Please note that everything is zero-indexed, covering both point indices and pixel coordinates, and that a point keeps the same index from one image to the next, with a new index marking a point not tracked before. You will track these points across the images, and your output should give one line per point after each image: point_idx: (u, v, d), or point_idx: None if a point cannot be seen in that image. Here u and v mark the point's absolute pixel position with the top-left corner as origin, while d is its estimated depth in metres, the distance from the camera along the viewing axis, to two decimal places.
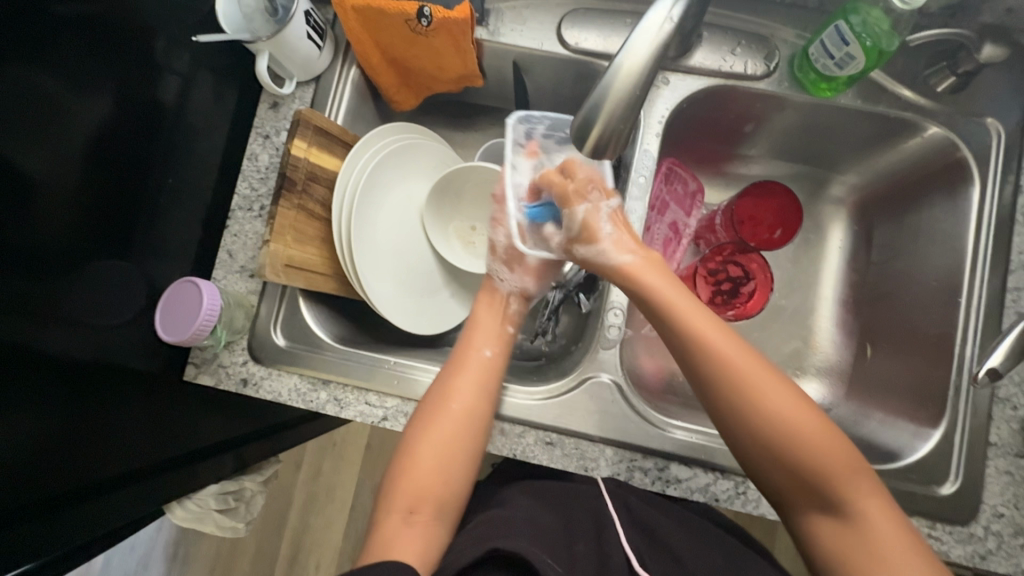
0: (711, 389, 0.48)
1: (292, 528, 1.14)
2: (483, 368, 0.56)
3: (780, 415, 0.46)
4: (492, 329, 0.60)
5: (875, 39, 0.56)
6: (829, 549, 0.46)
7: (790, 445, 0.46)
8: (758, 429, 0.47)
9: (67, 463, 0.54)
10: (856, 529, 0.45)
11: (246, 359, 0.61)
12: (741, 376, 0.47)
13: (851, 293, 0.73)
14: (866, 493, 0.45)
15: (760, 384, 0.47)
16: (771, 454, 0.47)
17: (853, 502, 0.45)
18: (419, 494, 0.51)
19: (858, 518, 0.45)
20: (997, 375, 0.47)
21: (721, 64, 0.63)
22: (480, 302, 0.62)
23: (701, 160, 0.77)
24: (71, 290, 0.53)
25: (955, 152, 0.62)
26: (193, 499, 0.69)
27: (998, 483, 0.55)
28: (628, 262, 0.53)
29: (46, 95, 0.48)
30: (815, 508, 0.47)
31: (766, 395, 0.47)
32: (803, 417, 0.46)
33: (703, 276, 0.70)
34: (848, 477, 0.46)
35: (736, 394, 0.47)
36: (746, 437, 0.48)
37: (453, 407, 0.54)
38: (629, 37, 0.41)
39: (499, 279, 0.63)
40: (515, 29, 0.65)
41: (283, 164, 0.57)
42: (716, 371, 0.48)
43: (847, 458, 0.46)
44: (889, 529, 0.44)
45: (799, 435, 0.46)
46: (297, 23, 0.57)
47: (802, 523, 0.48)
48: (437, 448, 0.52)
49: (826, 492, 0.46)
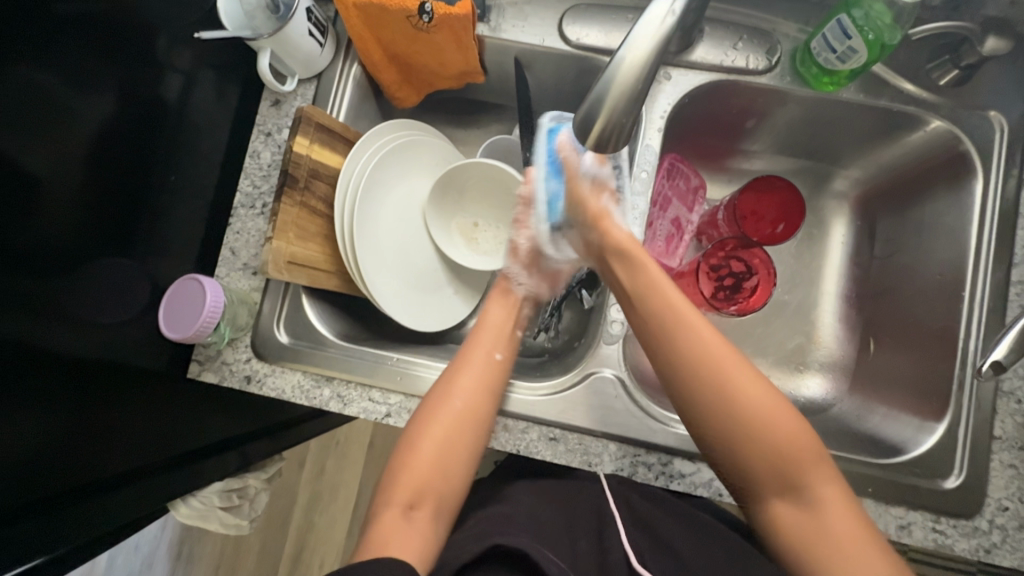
0: (678, 370, 0.48)
1: (295, 527, 1.15)
2: (491, 370, 0.56)
3: (744, 399, 0.46)
4: (500, 329, 0.60)
5: (877, 32, 0.55)
6: (787, 535, 0.45)
7: (753, 428, 0.46)
8: (724, 412, 0.47)
9: (71, 461, 0.54)
10: (815, 515, 0.44)
11: (249, 356, 0.61)
12: (709, 358, 0.47)
13: (853, 288, 0.73)
14: (827, 480, 0.45)
15: (727, 366, 0.47)
16: (734, 437, 0.47)
17: (813, 488, 0.45)
18: (418, 490, 0.50)
19: (817, 504, 0.45)
20: (1001, 368, 0.47)
21: (723, 58, 0.63)
22: (490, 300, 0.62)
23: (703, 156, 0.77)
24: (74, 287, 0.53)
25: (958, 146, 0.61)
26: (198, 497, 0.69)
27: (1002, 476, 0.55)
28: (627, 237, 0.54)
29: (47, 93, 0.47)
30: (776, 494, 0.46)
31: (733, 376, 0.47)
32: (768, 401, 0.46)
33: (705, 271, 0.69)
34: (811, 463, 0.45)
35: (704, 376, 0.47)
36: (713, 421, 0.47)
37: (456, 406, 0.53)
38: (631, 31, 0.40)
39: (516, 281, 0.63)
40: (516, 25, 0.65)
41: (286, 161, 0.57)
42: (686, 352, 0.48)
43: (811, 446, 0.46)
44: (846, 516, 0.44)
45: (764, 418, 0.46)
46: (298, 20, 0.57)
47: (761, 510, 0.48)
48: (438, 445, 0.52)
49: (788, 478, 0.45)
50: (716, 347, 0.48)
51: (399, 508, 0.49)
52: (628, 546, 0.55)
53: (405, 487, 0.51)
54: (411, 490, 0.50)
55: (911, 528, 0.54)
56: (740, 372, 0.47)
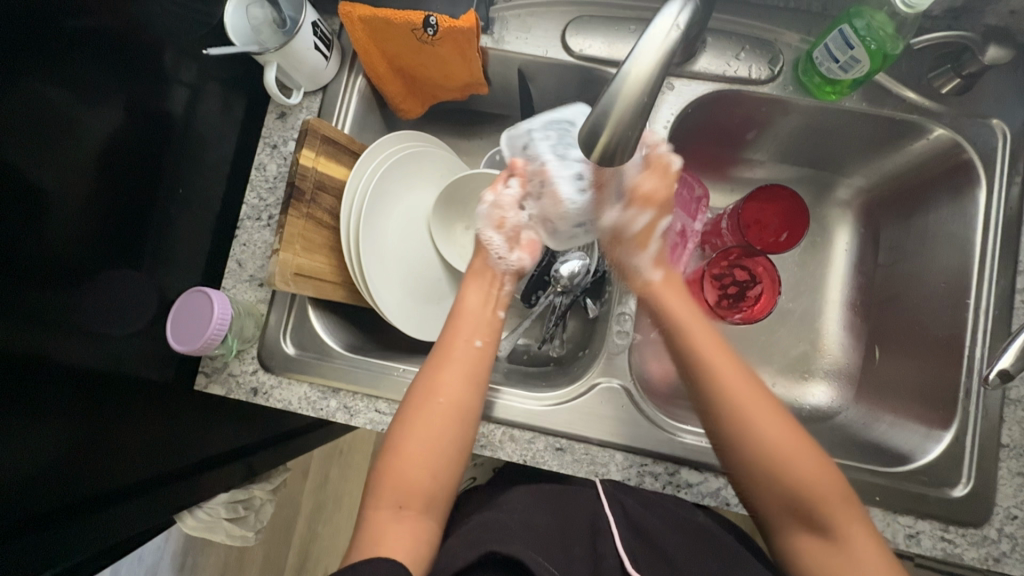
0: (714, 412, 0.51)
1: (299, 536, 1.14)
2: (472, 361, 0.54)
3: (772, 443, 0.49)
4: (480, 316, 0.57)
5: (880, 42, 0.56)
6: (812, 570, 0.47)
7: (780, 468, 0.48)
8: (754, 452, 0.49)
9: (78, 474, 0.54)
10: (842, 551, 0.46)
11: (256, 367, 0.61)
12: (738, 399, 0.50)
13: (858, 296, 0.73)
14: (852, 519, 0.47)
15: (756, 410, 0.50)
16: (765, 476, 0.49)
17: (839, 525, 0.47)
18: (406, 488, 0.49)
19: (843, 539, 0.47)
20: (1008, 377, 0.47)
21: (725, 69, 0.63)
22: (466, 284, 0.60)
23: (706, 164, 0.77)
24: (84, 300, 0.53)
25: (960, 154, 0.62)
26: (204, 507, 0.69)
27: (1011, 484, 0.54)
28: (656, 281, 0.59)
29: (57, 108, 0.48)
30: (804, 529, 0.48)
31: (760, 419, 0.50)
32: (795, 444, 0.49)
33: (709, 280, 0.70)
34: (837, 501, 0.47)
35: (737, 420, 0.50)
36: (743, 460, 0.50)
37: (438, 401, 0.52)
38: (636, 44, 0.41)
39: (497, 255, 0.60)
40: (520, 37, 0.66)
41: (292, 174, 0.57)
42: (720, 395, 0.51)
43: (835, 486, 0.48)
44: (871, 553, 0.46)
45: (791, 458, 0.48)
46: (304, 34, 0.58)
47: (788, 546, 0.49)
48: (422, 443, 0.50)
49: (816, 515, 0.47)
50: (746, 391, 0.50)
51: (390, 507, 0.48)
52: (623, 552, 0.52)
53: (403, 490, 0.49)
54: (400, 488, 0.49)
55: (920, 537, 0.54)
56: (772, 416, 0.50)
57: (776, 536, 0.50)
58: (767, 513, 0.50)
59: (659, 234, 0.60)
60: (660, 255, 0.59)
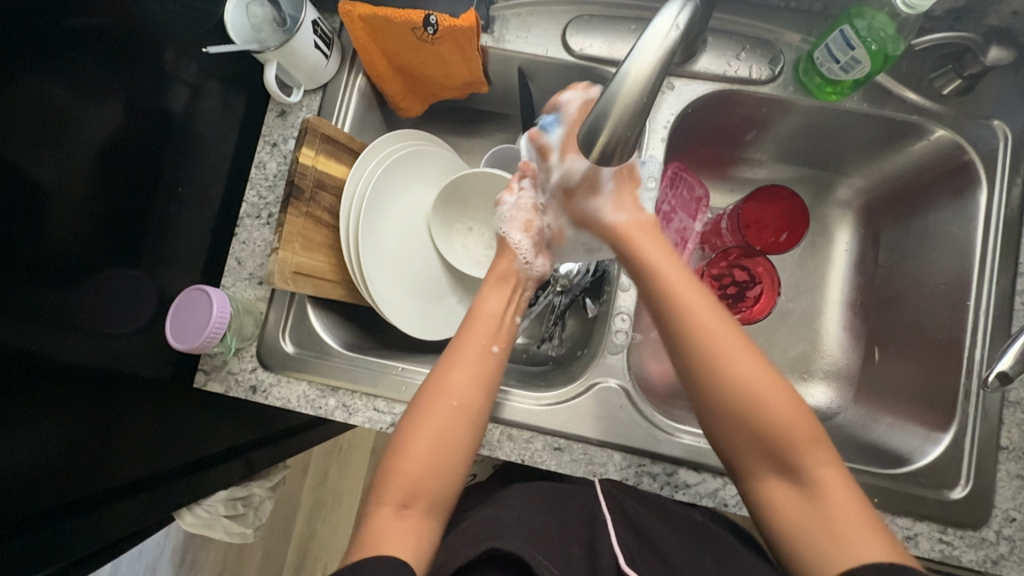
0: (680, 349, 0.49)
1: (299, 533, 1.15)
2: (485, 364, 0.55)
3: (740, 380, 0.46)
4: (496, 320, 0.58)
5: (881, 43, 0.56)
6: (782, 515, 0.45)
7: (748, 405, 0.46)
8: (722, 387, 0.47)
9: (77, 471, 0.54)
10: (813, 497, 0.43)
11: (255, 365, 0.62)
12: (702, 329, 0.48)
13: (858, 296, 0.73)
14: (822, 461, 0.44)
15: (724, 342, 0.47)
16: (734, 414, 0.46)
17: (809, 469, 0.44)
18: (414, 489, 0.49)
19: (813, 484, 0.44)
20: (1007, 379, 0.47)
21: (725, 69, 0.63)
22: (488, 288, 0.60)
23: (706, 164, 0.77)
24: (83, 297, 0.53)
25: (962, 155, 0.62)
26: (203, 505, 0.69)
27: (1010, 487, 0.54)
28: (620, 221, 0.57)
29: (57, 107, 0.48)
30: (773, 473, 0.46)
31: (725, 348, 0.47)
32: (764, 380, 0.46)
33: (709, 280, 0.70)
34: (807, 442, 0.45)
35: (702, 352, 0.47)
36: (710, 398, 0.47)
37: (451, 403, 0.52)
38: (636, 44, 0.41)
39: (524, 260, 0.62)
40: (520, 36, 0.66)
41: (292, 172, 0.57)
42: (684, 328, 0.48)
43: (805, 426, 0.45)
44: (843, 498, 0.43)
45: (761, 394, 0.46)
46: (304, 32, 0.58)
47: (758, 492, 0.47)
48: (431, 443, 0.50)
49: (784, 455, 0.45)
50: (713, 322, 0.48)
51: (393, 507, 0.48)
52: (618, 548, 0.50)
53: (404, 488, 0.49)
54: (406, 488, 0.49)
55: (918, 539, 0.54)
56: (740, 350, 0.47)
57: (742, 480, 0.48)
58: (732, 453, 0.48)
59: (610, 172, 0.59)
60: (617, 195, 0.59)
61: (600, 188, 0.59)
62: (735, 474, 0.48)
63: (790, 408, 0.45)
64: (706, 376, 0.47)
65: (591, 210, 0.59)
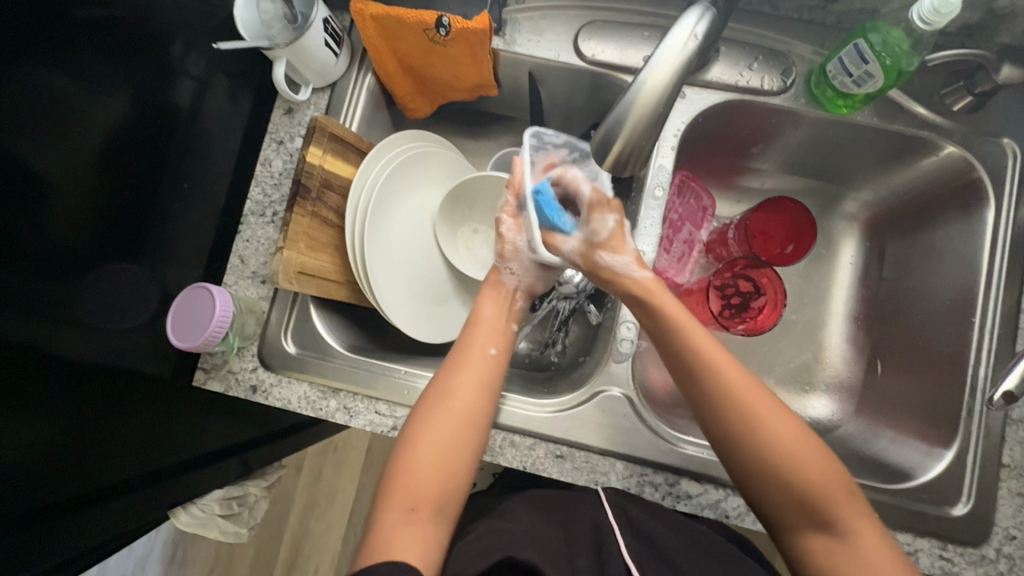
0: (716, 417, 0.49)
1: (291, 532, 1.14)
2: (487, 366, 0.56)
3: (774, 441, 0.47)
4: (496, 326, 0.59)
5: (895, 58, 0.56)
6: (825, 572, 0.45)
7: (786, 464, 0.46)
8: (754, 447, 0.47)
9: (74, 468, 0.53)
10: (850, 548, 0.45)
11: (255, 365, 0.61)
12: (734, 394, 0.48)
13: (862, 309, 0.73)
14: (859, 514, 0.45)
15: (754, 405, 0.48)
16: (769, 475, 0.47)
17: (848, 523, 0.45)
18: (419, 491, 0.49)
19: (850, 535, 0.45)
20: (1013, 398, 0.46)
21: (737, 78, 0.63)
22: (483, 295, 0.62)
23: (713, 173, 0.76)
24: (84, 290, 0.53)
25: (971, 172, 0.62)
26: (198, 504, 0.68)
27: (1010, 505, 0.55)
28: (648, 278, 0.55)
29: (64, 99, 0.47)
30: (810, 526, 0.47)
31: (759, 409, 0.48)
32: (800, 438, 0.47)
33: (715, 290, 0.69)
34: (843, 498, 0.46)
35: (737, 415, 0.48)
36: (745, 457, 0.48)
37: (455, 402, 0.53)
38: (653, 54, 0.41)
39: (505, 273, 0.63)
40: (531, 40, 0.65)
41: (298, 171, 0.56)
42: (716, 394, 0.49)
43: (841, 479, 0.46)
44: (877, 546, 0.44)
45: (798, 456, 0.46)
46: (315, 31, 0.57)
47: (796, 545, 0.48)
48: (440, 445, 0.51)
49: (826, 514, 0.46)
50: (752, 395, 0.48)
51: (403, 518, 0.48)
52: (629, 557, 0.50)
53: (411, 489, 0.49)
54: (412, 490, 0.49)
55: (919, 555, 0.54)
56: (774, 416, 0.48)
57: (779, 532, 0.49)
58: (772, 512, 0.48)
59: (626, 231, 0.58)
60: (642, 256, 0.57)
61: (624, 246, 0.57)
62: (775, 527, 0.49)
63: (819, 461, 0.46)
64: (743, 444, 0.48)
65: (617, 268, 0.56)
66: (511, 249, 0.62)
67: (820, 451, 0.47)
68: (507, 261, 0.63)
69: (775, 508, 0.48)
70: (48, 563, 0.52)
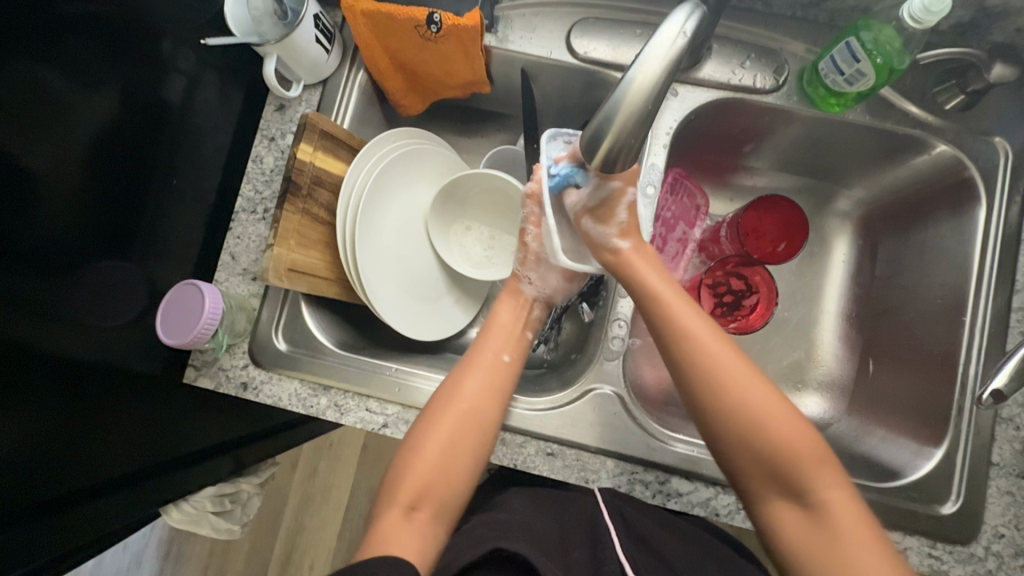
0: (686, 376, 0.49)
1: (286, 529, 1.14)
2: (498, 373, 0.55)
3: (748, 401, 0.47)
4: (511, 331, 0.59)
5: (886, 56, 0.56)
6: (792, 543, 0.45)
7: (755, 427, 0.46)
8: (725, 409, 0.47)
9: (65, 467, 0.53)
10: (823, 522, 0.44)
11: (247, 362, 0.61)
12: (709, 359, 0.48)
13: (854, 308, 0.73)
14: (833, 484, 0.45)
15: (727, 366, 0.48)
16: (739, 435, 0.47)
17: (817, 492, 0.45)
18: (421, 490, 0.49)
19: (823, 508, 0.44)
20: (1000, 397, 0.47)
21: (729, 76, 0.63)
22: (500, 301, 0.62)
23: (707, 171, 0.76)
24: (72, 288, 0.53)
25: (962, 171, 0.62)
26: (189, 501, 0.68)
27: (999, 503, 0.55)
28: (626, 248, 0.55)
29: (53, 94, 0.47)
30: (782, 498, 0.46)
31: (729, 369, 0.48)
32: (771, 403, 0.47)
33: (706, 288, 0.71)
34: (813, 464, 0.45)
35: (711, 380, 0.48)
36: (719, 422, 0.48)
37: (463, 407, 0.52)
38: (643, 50, 0.40)
39: (526, 281, 0.62)
40: (523, 37, 0.65)
41: (289, 167, 0.56)
42: (691, 357, 0.49)
43: (817, 451, 0.46)
44: (851, 519, 0.44)
45: (768, 417, 0.46)
46: (306, 27, 0.57)
47: (767, 515, 0.47)
48: (444, 447, 0.51)
49: (790, 479, 0.45)
50: (722, 353, 0.48)
51: (391, 510, 0.48)
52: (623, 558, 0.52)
53: (401, 486, 0.49)
54: (411, 489, 0.49)
55: (908, 553, 0.54)
56: (743, 375, 0.47)
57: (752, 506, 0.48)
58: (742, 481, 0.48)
59: (626, 202, 0.54)
60: (630, 225, 0.55)
61: (614, 215, 0.55)
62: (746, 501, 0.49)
63: (792, 425, 0.46)
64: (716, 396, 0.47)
65: (595, 237, 0.55)
66: (533, 257, 0.61)
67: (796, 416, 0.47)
68: (527, 270, 0.62)
69: (746, 477, 0.47)
70: (36, 562, 0.52)
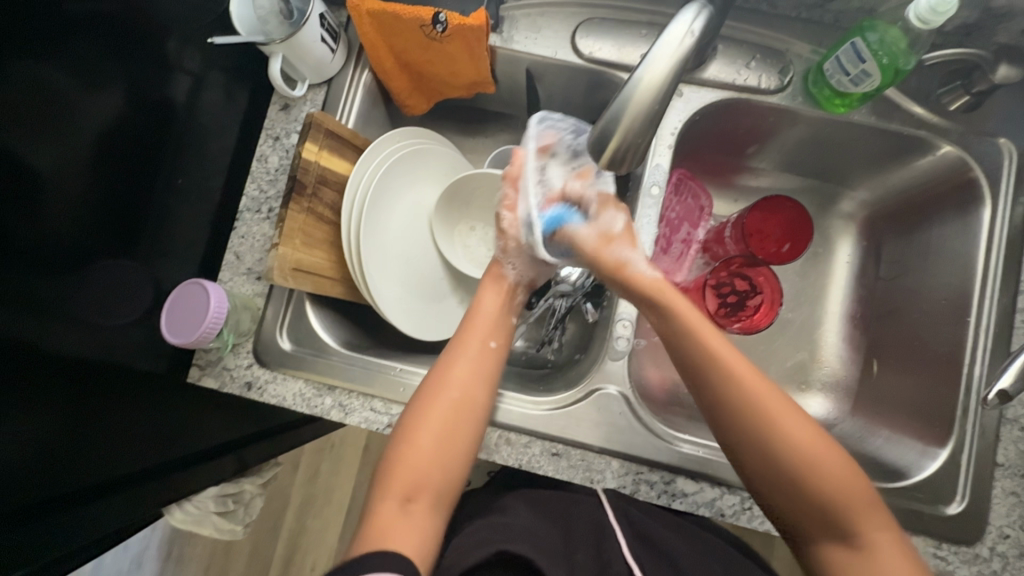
0: (729, 419, 0.48)
1: (288, 530, 1.14)
2: (484, 358, 0.56)
3: (794, 442, 0.46)
4: (495, 318, 0.59)
5: (892, 56, 0.56)
6: None
7: (800, 468, 0.46)
8: (771, 450, 0.47)
9: (69, 466, 0.53)
10: (868, 561, 0.44)
11: (251, 362, 0.61)
12: (753, 402, 0.47)
13: (859, 308, 0.73)
14: (880, 526, 0.45)
15: (772, 409, 0.47)
16: (783, 475, 0.47)
17: (866, 532, 0.45)
18: (416, 483, 0.49)
19: (869, 546, 0.45)
20: (1007, 398, 0.46)
21: (734, 77, 0.63)
22: (483, 286, 0.61)
23: (711, 172, 0.77)
24: (79, 286, 0.53)
25: (967, 172, 0.62)
26: (193, 501, 0.69)
27: (1004, 504, 0.55)
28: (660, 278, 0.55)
29: (58, 93, 0.47)
30: (829, 538, 0.46)
31: (773, 411, 0.47)
32: (816, 442, 0.47)
33: (711, 288, 0.70)
34: (861, 505, 0.45)
35: (756, 421, 0.47)
36: (762, 463, 0.47)
37: (452, 394, 0.52)
38: (650, 49, 0.40)
39: (506, 266, 0.62)
40: (528, 37, 0.65)
41: (294, 167, 0.56)
42: (735, 399, 0.48)
43: (862, 489, 0.46)
44: (896, 559, 0.44)
45: (814, 459, 0.46)
46: (312, 26, 0.57)
47: (812, 553, 0.47)
48: (434, 437, 0.51)
49: (837, 521, 0.46)
50: (767, 396, 0.48)
51: (397, 511, 0.48)
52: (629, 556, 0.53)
53: (406, 486, 0.49)
54: (409, 482, 0.49)
55: None
56: (788, 416, 0.47)
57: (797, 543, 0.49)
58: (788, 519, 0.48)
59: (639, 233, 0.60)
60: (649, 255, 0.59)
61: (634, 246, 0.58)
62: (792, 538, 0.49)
63: (838, 466, 0.46)
64: (759, 447, 0.47)
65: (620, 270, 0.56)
66: (514, 245, 0.61)
67: (840, 454, 0.47)
68: (510, 257, 0.62)
69: (790, 516, 0.48)
70: (37, 563, 0.52)
